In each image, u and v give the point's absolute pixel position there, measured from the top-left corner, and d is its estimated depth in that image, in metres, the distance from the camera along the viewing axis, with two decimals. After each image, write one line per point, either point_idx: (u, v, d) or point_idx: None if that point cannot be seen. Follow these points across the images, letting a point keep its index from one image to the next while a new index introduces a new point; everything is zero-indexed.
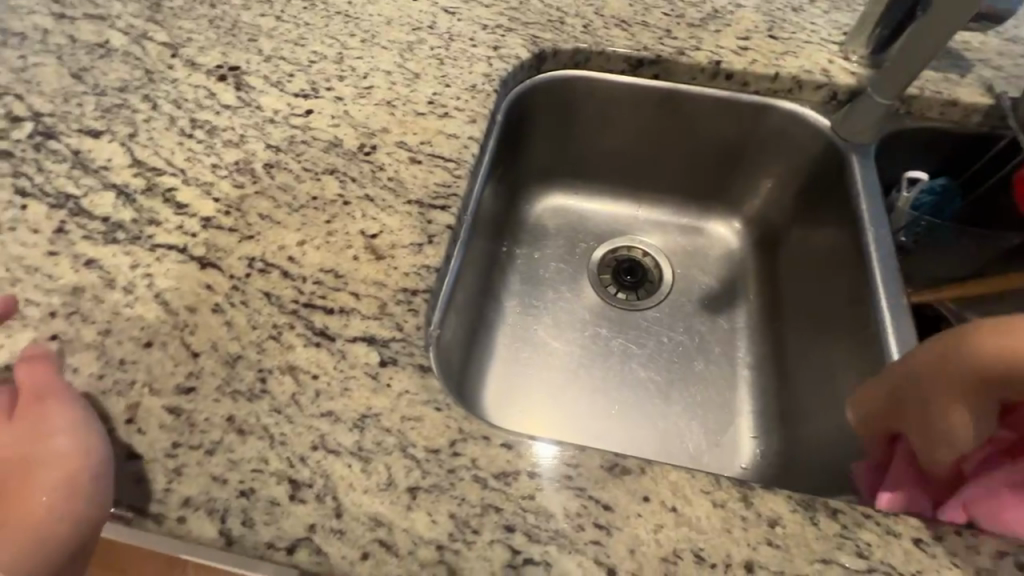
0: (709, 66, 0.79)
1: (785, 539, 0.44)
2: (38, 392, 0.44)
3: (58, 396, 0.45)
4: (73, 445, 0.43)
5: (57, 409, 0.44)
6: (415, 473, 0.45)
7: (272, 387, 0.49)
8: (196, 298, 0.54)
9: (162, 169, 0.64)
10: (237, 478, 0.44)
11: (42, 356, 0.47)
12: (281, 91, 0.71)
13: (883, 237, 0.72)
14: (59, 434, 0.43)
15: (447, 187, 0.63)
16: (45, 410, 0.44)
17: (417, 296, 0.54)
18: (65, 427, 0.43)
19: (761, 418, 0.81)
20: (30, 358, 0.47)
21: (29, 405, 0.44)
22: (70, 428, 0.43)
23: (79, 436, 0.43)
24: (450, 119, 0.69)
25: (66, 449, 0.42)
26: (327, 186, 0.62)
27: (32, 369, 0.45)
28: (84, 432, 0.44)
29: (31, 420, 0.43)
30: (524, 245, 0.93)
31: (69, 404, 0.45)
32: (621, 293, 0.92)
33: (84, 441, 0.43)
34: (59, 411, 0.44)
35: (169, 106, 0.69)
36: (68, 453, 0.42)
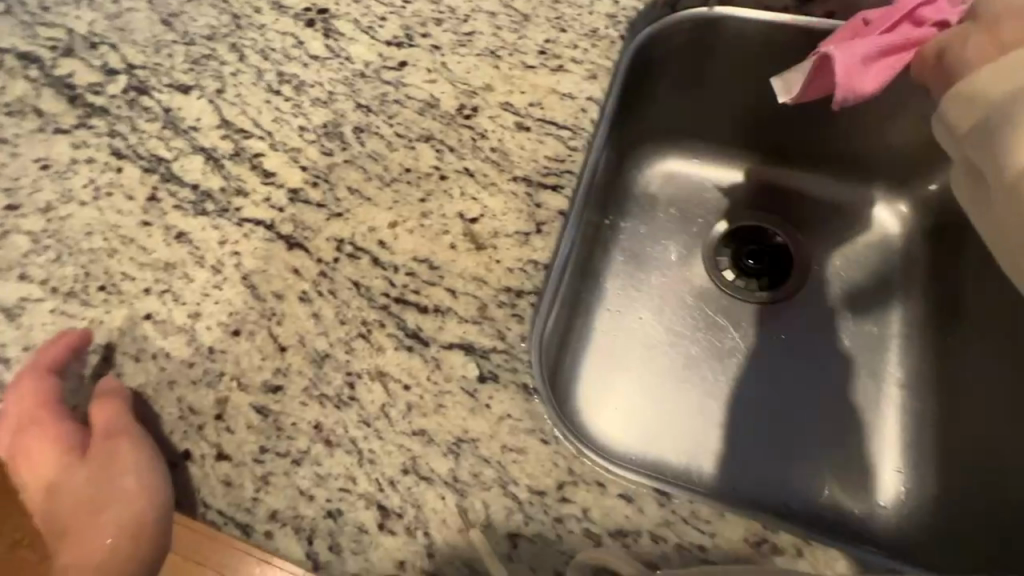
0: None
1: None
2: (108, 428, 0.43)
3: (128, 434, 0.43)
4: (139, 486, 0.41)
5: (126, 448, 0.42)
6: (517, 516, 0.39)
7: (361, 395, 0.44)
8: (284, 284, 0.49)
9: (249, 131, 0.58)
10: (324, 496, 0.41)
11: (116, 391, 0.45)
12: (373, 38, 0.62)
13: None
14: (125, 473, 0.41)
15: (560, 161, 0.53)
16: (116, 447, 0.42)
17: (523, 298, 0.46)
18: (131, 467, 0.41)
19: (909, 450, 0.66)
20: (101, 395, 0.44)
21: (101, 444, 0.42)
22: (138, 466, 0.41)
23: (145, 476, 0.41)
24: (565, 74, 0.57)
25: (131, 490, 0.41)
26: (422, 156, 0.54)
27: (102, 407, 0.44)
28: (151, 470, 0.41)
29: (102, 457, 0.42)
30: (630, 218, 0.78)
31: (139, 442, 0.42)
32: (742, 281, 0.78)
33: (149, 480, 0.41)
34: (130, 448, 0.42)
35: (256, 57, 0.63)
36: (135, 492, 0.41)
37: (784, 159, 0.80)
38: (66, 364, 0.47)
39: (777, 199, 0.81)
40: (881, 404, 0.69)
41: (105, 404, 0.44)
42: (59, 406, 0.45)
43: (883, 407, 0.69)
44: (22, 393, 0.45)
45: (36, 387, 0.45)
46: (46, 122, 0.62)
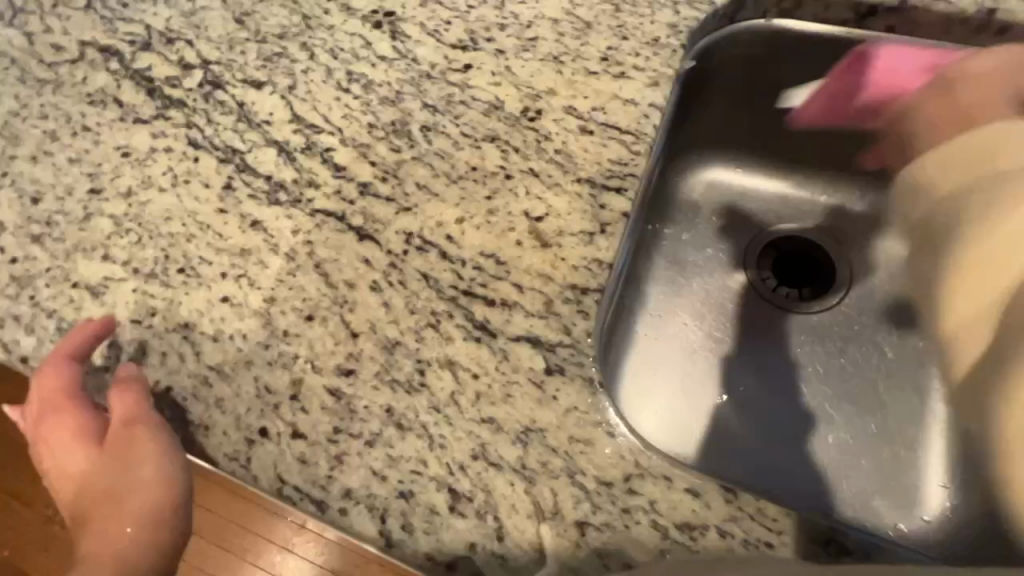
0: (975, 16, 0.62)
1: None
2: (123, 417, 0.46)
3: (142, 424, 0.45)
4: (155, 475, 0.44)
5: (142, 438, 0.45)
6: (584, 505, 0.40)
7: (430, 382, 0.45)
8: (355, 273, 0.51)
9: (320, 126, 0.61)
10: (396, 477, 0.42)
11: (130, 377, 0.47)
12: (438, 41, 0.64)
13: None
14: (143, 462, 0.45)
15: (622, 164, 0.54)
16: (132, 436, 0.45)
17: (588, 295, 0.48)
18: (146, 456, 0.45)
19: (956, 469, 0.66)
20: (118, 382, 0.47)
21: (120, 433, 0.45)
22: (153, 458, 0.45)
23: (161, 466, 0.45)
24: (628, 81, 0.59)
25: (148, 478, 0.44)
26: (487, 156, 0.56)
27: (119, 396, 0.46)
28: (165, 460, 0.45)
29: (120, 446, 0.45)
30: (673, 225, 0.80)
31: (152, 431, 0.45)
32: (782, 290, 0.79)
33: (165, 470, 0.45)
34: (144, 439, 0.45)
35: (326, 55, 0.66)
36: (151, 481, 0.44)
37: (837, 173, 0.79)
38: (88, 353, 0.50)
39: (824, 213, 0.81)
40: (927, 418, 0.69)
41: (119, 392, 0.46)
42: (81, 393, 0.48)
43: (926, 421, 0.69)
44: (46, 379, 0.48)
45: (60, 375, 0.48)
46: (127, 112, 0.65)
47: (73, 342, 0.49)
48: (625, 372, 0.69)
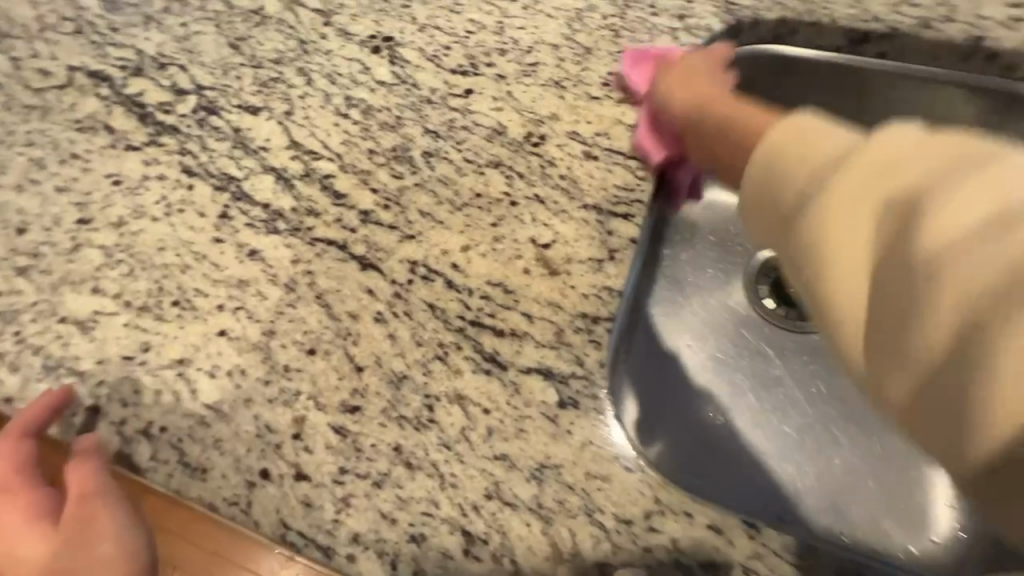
0: (965, 45, 0.62)
1: None
2: (80, 491, 0.42)
3: (102, 496, 0.42)
4: (118, 552, 0.41)
5: (102, 513, 0.42)
6: (604, 545, 0.39)
7: (440, 418, 0.44)
8: (358, 304, 0.50)
9: (319, 152, 0.60)
10: (407, 519, 0.41)
11: (92, 447, 0.44)
12: (438, 66, 0.64)
13: None
14: (104, 539, 0.41)
15: (628, 190, 0.54)
16: (91, 512, 0.42)
17: (599, 324, 0.47)
18: (108, 533, 0.41)
19: None
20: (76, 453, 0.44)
21: (77, 509, 0.42)
22: (114, 534, 0.41)
23: (124, 541, 0.41)
24: (629, 106, 0.59)
25: (110, 557, 0.40)
26: (492, 183, 0.55)
27: (75, 468, 0.43)
28: (127, 536, 0.41)
29: (77, 523, 0.41)
30: (671, 245, 0.79)
31: (115, 502, 0.42)
32: (780, 309, 0.79)
33: (128, 545, 0.41)
34: (105, 514, 0.42)
35: (323, 81, 0.65)
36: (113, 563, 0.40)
37: None
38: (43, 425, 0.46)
39: None
40: None
41: (77, 463, 0.43)
42: (33, 470, 0.44)
43: None
44: None
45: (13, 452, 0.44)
46: (118, 138, 0.64)
47: (26, 417, 0.46)
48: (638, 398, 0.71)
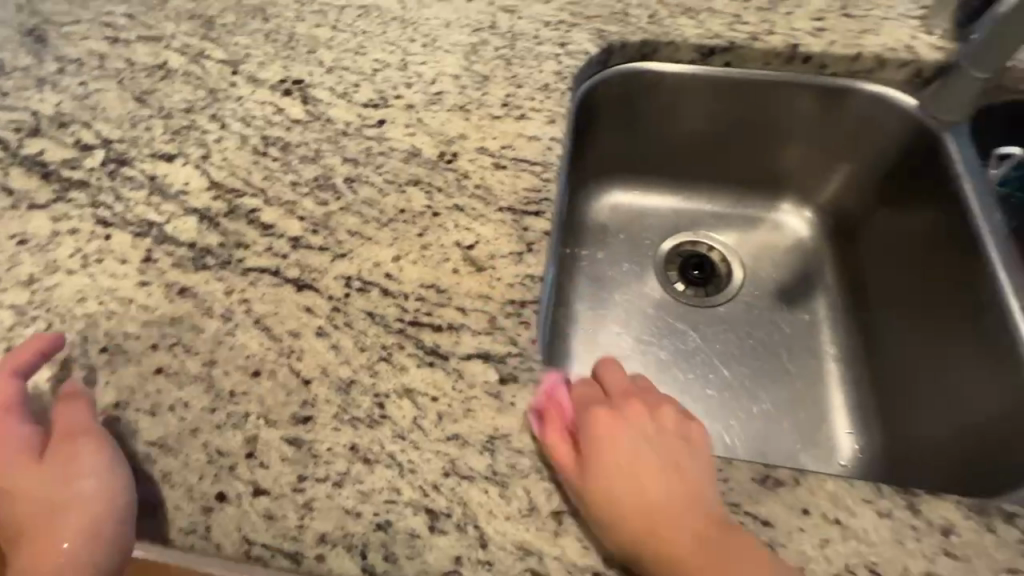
0: (785, 52, 0.75)
1: (964, 549, 0.40)
2: (68, 432, 0.44)
3: (89, 437, 0.44)
4: (98, 488, 0.42)
5: (85, 452, 0.43)
6: (557, 496, 0.43)
7: (391, 412, 0.47)
8: (298, 322, 0.52)
9: (241, 190, 0.62)
10: (372, 511, 0.43)
11: (82, 395, 0.47)
12: (350, 101, 0.69)
13: (995, 227, 0.68)
14: (86, 477, 0.42)
15: (537, 192, 0.61)
16: (76, 448, 0.44)
17: (527, 307, 0.52)
18: (90, 470, 0.43)
19: (855, 414, 0.78)
20: (67, 398, 0.46)
21: (62, 447, 0.43)
22: (97, 471, 0.43)
23: (106, 478, 0.43)
24: (527, 121, 0.67)
25: (91, 493, 0.42)
26: (413, 198, 0.60)
27: (67, 410, 0.45)
28: (110, 474, 0.43)
29: (61, 460, 0.43)
30: (588, 246, 0.91)
31: (101, 442, 0.44)
32: (689, 289, 0.89)
33: (110, 482, 0.43)
34: (90, 452, 0.43)
35: (238, 124, 0.67)
36: (93, 498, 0.42)
37: (710, 182, 0.93)
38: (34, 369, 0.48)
39: (709, 219, 0.93)
40: (825, 378, 0.81)
41: (66, 405, 0.46)
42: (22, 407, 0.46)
43: (824, 379, 0.81)
44: None
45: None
46: (20, 199, 0.62)
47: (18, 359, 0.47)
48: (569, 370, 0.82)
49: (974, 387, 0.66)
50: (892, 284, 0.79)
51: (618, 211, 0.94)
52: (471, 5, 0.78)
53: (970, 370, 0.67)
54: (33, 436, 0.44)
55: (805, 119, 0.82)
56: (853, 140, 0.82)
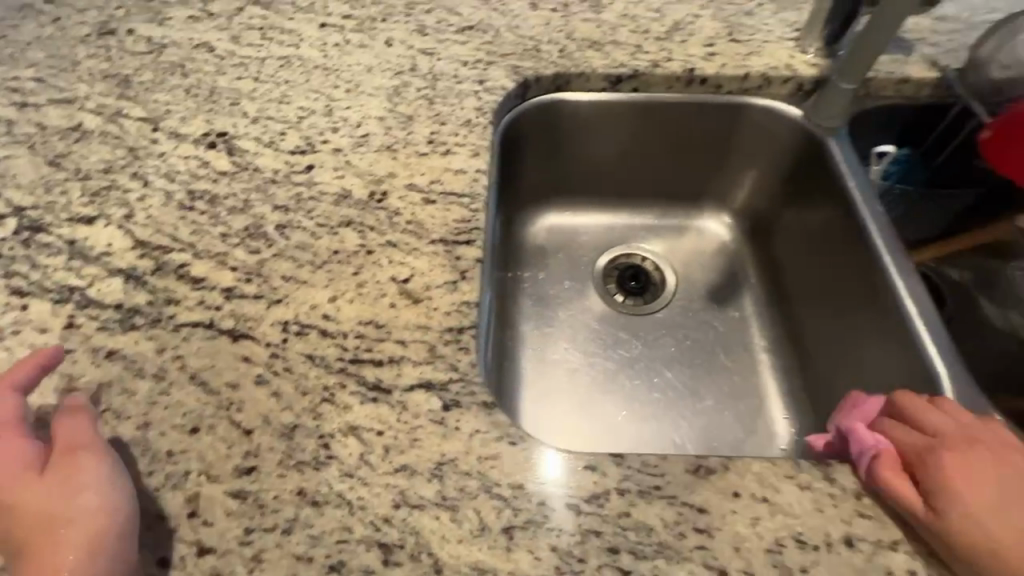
0: (684, 76, 0.82)
1: (874, 509, 0.44)
2: (70, 446, 0.44)
3: (93, 451, 0.44)
4: (100, 502, 0.42)
5: (87, 465, 0.43)
6: (506, 512, 0.44)
7: (337, 452, 0.47)
8: (236, 373, 0.51)
9: (168, 245, 0.61)
10: (324, 553, 0.43)
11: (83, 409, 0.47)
12: (277, 149, 0.70)
13: (878, 215, 0.75)
14: (90, 490, 0.42)
15: (467, 222, 0.63)
16: (77, 462, 0.43)
17: (465, 333, 0.54)
18: (91, 484, 0.42)
19: (788, 396, 0.84)
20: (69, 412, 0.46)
21: (64, 461, 0.43)
22: (99, 484, 0.43)
23: (107, 493, 0.43)
24: (453, 155, 0.70)
25: (93, 506, 0.41)
26: (346, 239, 0.61)
27: (70, 424, 0.45)
28: (112, 488, 0.43)
29: (62, 475, 0.43)
30: (529, 268, 0.95)
31: (101, 458, 0.44)
32: (628, 299, 0.94)
33: (111, 497, 0.42)
34: (92, 465, 0.43)
35: (161, 181, 0.67)
36: (94, 511, 0.41)
37: (635, 197, 0.98)
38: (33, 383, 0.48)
39: (639, 232, 0.99)
40: (758, 368, 0.87)
41: (68, 419, 0.46)
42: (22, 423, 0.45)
43: (758, 369, 0.87)
44: None
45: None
46: None
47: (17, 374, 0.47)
48: (522, 389, 0.84)
49: (881, 362, 0.72)
50: (805, 274, 0.86)
51: (553, 232, 0.98)
52: (391, 50, 0.82)
53: (876, 347, 0.73)
54: (34, 451, 0.44)
55: (710, 134, 0.89)
56: (755, 149, 0.89)
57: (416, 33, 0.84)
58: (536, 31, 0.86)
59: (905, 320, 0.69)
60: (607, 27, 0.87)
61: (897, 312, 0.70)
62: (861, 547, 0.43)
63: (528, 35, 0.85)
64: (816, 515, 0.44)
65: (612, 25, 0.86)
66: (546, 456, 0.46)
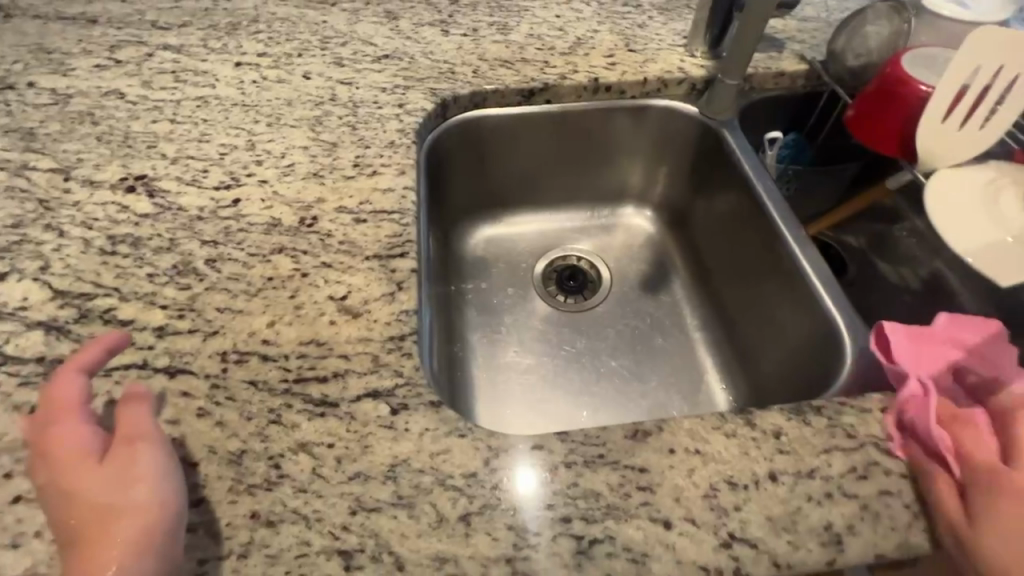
0: (589, 84, 0.89)
1: (792, 445, 0.49)
2: (129, 435, 0.44)
3: (151, 442, 0.45)
4: (152, 496, 0.42)
5: (144, 456, 0.43)
6: (462, 500, 0.46)
7: (288, 470, 0.47)
8: (175, 409, 0.51)
9: (90, 292, 0.60)
10: (283, 570, 0.43)
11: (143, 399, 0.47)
12: (200, 187, 0.70)
13: (772, 192, 0.83)
14: (145, 482, 0.42)
15: (399, 236, 0.66)
16: (136, 454, 0.43)
17: (406, 339, 0.56)
18: (147, 476, 0.43)
19: (721, 366, 0.91)
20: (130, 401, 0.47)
21: (122, 449, 0.43)
22: (154, 477, 0.43)
23: (160, 488, 0.42)
24: (380, 176, 0.72)
25: (147, 498, 0.41)
26: (280, 265, 0.62)
27: (132, 413, 0.46)
28: (166, 482, 0.43)
29: (121, 461, 0.43)
30: (470, 280, 0.98)
31: (159, 451, 0.44)
32: (569, 298, 0.98)
33: (164, 492, 0.42)
34: (149, 457, 0.44)
35: (78, 229, 0.65)
36: (146, 504, 0.41)
37: (561, 202, 1.04)
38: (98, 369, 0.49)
39: (571, 234, 1.04)
40: (693, 346, 0.93)
41: (131, 409, 0.46)
42: (85, 406, 0.46)
43: (692, 346, 0.93)
44: (50, 391, 0.46)
45: (63, 387, 0.46)
46: None
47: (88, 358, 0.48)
48: (475, 395, 0.87)
49: (790, 324, 0.79)
50: (720, 254, 0.94)
51: (491, 243, 1.02)
52: (309, 83, 0.84)
53: (785, 308, 0.80)
54: (95, 435, 0.44)
55: (620, 136, 0.96)
56: (662, 145, 0.97)
57: (334, 64, 0.87)
58: (449, 55, 0.90)
59: (803, 281, 0.76)
60: (516, 47, 0.93)
61: (797, 275, 0.77)
62: (784, 481, 0.47)
63: (442, 59, 0.90)
64: (742, 458, 0.48)
65: (520, 45, 0.93)
66: (520, 473, 0.47)
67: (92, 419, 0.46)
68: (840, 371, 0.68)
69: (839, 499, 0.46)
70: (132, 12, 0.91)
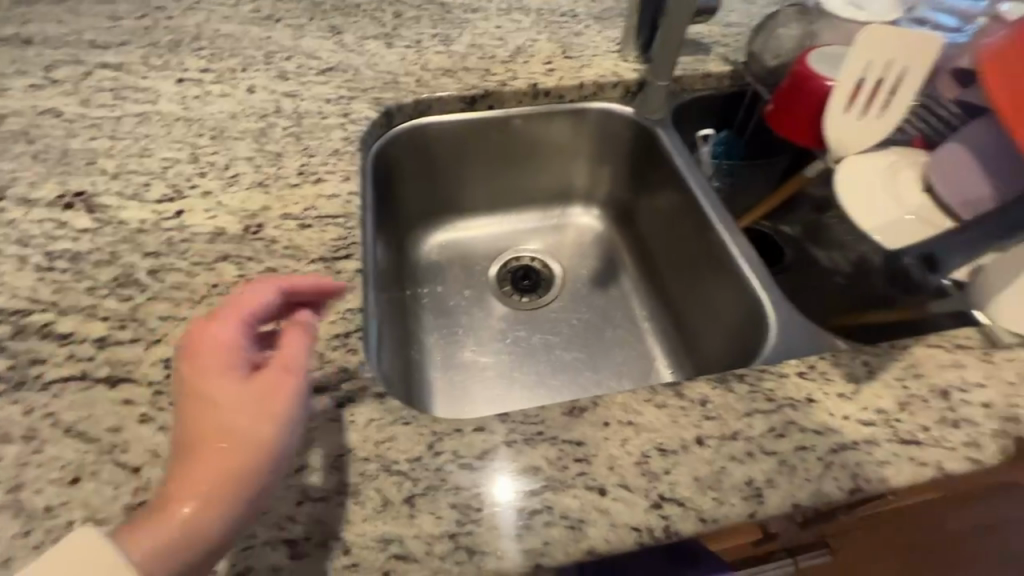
0: (529, 90, 0.94)
1: (717, 411, 0.52)
2: (283, 366, 0.44)
3: (300, 381, 0.44)
4: (275, 437, 0.41)
5: (286, 392, 0.43)
6: (406, 484, 0.47)
7: None
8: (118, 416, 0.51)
9: (26, 309, 0.59)
10: (229, 564, 0.43)
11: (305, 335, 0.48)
12: (142, 201, 0.70)
13: (704, 185, 0.89)
14: (278, 419, 0.42)
15: (344, 239, 0.67)
16: (279, 387, 0.43)
17: (351, 336, 0.57)
18: (283, 414, 0.42)
19: (670, 353, 0.95)
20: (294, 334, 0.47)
21: (274, 377, 0.43)
22: (287, 416, 0.42)
23: (286, 430, 0.42)
24: (325, 183, 0.74)
25: (269, 437, 0.41)
26: (225, 272, 0.63)
27: (293, 345, 0.46)
28: (292, 426, 0.42)
29: (263, 390, 0.42)
30: (425, 285, 1.00)
31: (302, 393, 0.44)
32: (524, 297, 1.01)
33: (286, 437, 0.42)
34: (292, 394, 0.43)
35: (13, 247, 0.65)
36: (267, 443, 0.41)
37: (512, 204, 1.07)
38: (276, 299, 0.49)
39: (522, 236, 1.08)
40: (642, 335, 0.97)
41: (297, 340, 0.47)
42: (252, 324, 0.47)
43: (642, 336, 0.97)
44: (246, 296, 0.48)
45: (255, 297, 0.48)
46: None
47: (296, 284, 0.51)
48: (433, 396, 0.88)
49: (725, 308, 0.84)
50: (662, 247, 0.98)
51: (446, 248, 1.04)
52: (253, 96, 0.85)
53: (721, 293, 0.84)
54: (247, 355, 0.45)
55: (562, 138, 1.01)
56: (603, 146, 1.02)
57: (278, 78, 0.88)
58: (393, 66, 0.93)
59: (734, 266, 0.81)
60: (458, 56, 0.96)
61: (728, 262, 0.82)
62: (710, 444, 0.50)
63: (386, 70, 0.92)
64: (672, 426, 0.51)
65: (462, 55, 0.96)
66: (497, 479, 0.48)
67: (253, 337, 0.46)
68: (767, 347, 0.72)
69: (760, 457, 0.50)
70: (68, 32, 0.91)
